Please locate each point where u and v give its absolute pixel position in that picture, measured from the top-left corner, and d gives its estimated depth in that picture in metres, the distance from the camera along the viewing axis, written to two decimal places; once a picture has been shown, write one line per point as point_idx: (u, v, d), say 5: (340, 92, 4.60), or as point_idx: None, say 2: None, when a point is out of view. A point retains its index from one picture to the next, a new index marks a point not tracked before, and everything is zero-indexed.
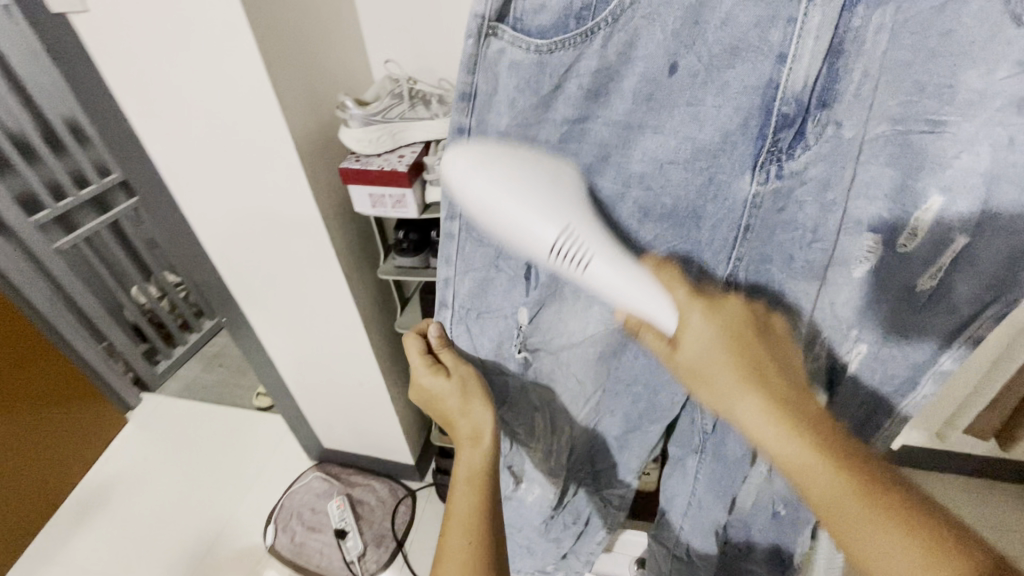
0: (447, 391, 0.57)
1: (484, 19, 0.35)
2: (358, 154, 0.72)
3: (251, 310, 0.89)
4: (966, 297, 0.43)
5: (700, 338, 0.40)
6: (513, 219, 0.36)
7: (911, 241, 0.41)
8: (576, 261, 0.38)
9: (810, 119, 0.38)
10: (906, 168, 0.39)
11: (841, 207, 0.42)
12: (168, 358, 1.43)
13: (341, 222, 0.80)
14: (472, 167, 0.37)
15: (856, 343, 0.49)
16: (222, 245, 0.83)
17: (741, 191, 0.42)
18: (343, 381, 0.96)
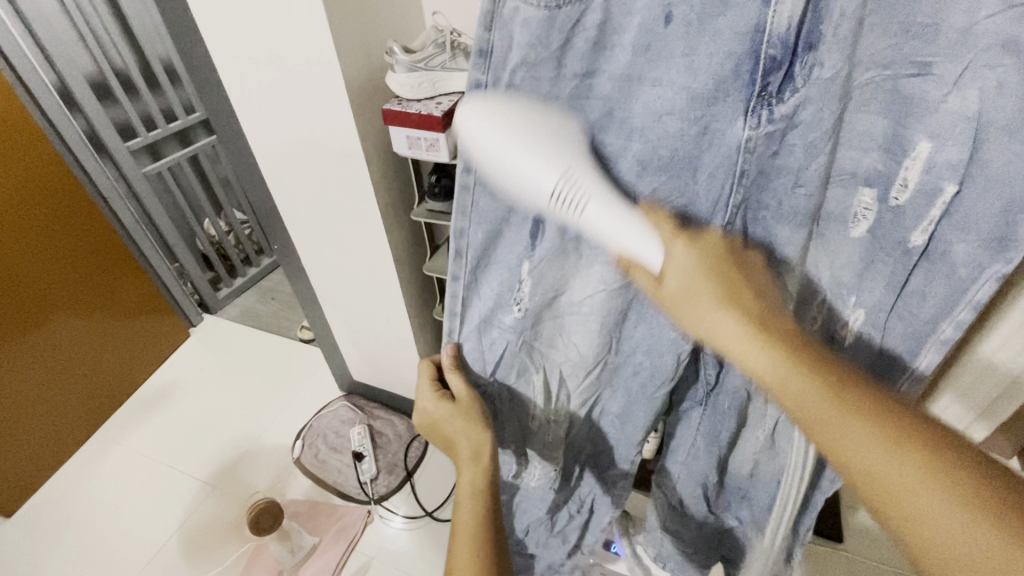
0: (448, 414, 0.59)
1: None
2: (399, 100, 0.69)
3: (301, 243, 0.95)
4: (963, 258, 0.38)
5: (687, 269, 0.38)
6: (519, 166, 0.35)
7: (903, 193, 0.38)
8: (573, 206, 0.36)
9: (797, 63, 0.34)
10: (895, 114, 0.36)
11: (828, 148, 0.38)
12: (230, 286, 1.65)
13: (383, 160, 0.79)
14: (479, 121, 0.35)
15: (853, 309, 0.46)
16: (279, 180, 0.86)
17: (732, 137, 0.37)
18: (375, 316, 1.01)
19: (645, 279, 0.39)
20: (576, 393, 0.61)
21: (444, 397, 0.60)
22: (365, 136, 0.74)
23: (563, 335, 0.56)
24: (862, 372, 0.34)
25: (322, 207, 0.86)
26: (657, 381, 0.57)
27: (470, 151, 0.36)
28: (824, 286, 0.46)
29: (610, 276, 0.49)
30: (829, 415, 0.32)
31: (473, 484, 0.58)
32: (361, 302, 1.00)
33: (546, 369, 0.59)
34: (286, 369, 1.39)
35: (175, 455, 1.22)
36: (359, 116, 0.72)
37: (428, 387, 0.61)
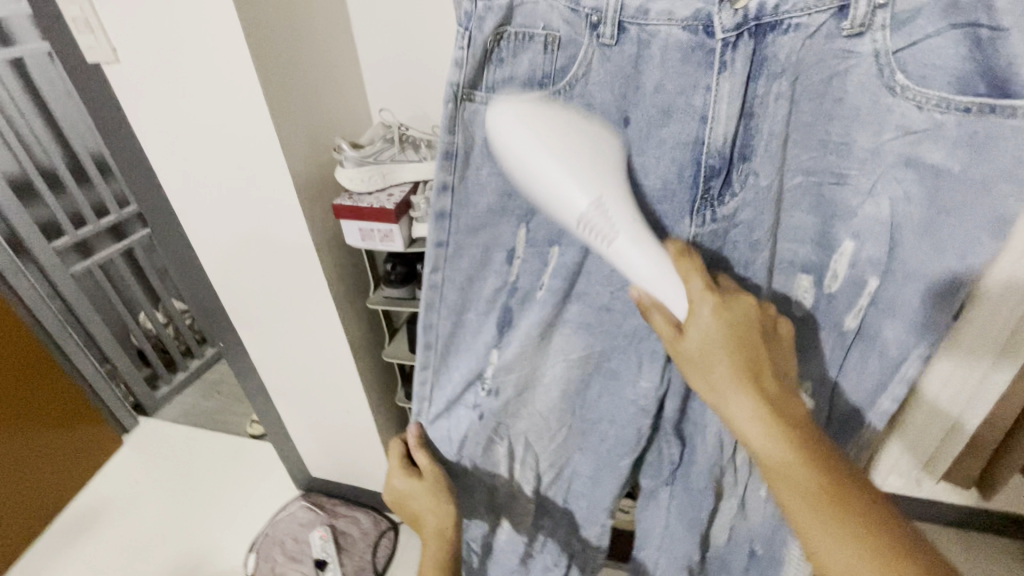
0: (416, 492, 0.54)
1: (460, 86, 0.37)
2: (349, 194, 0.69)
3: (249, 340, 0.90)
4: (892, 337, 0.42)
5: (711, 334, 0.36)
6: (550, 185, 0.34)
7: (834, 281, 0.43)
8: (600, 235, 0.35)
9: (734, 170, 0.38)
10: (823, 214, 0.41)
11: (770, 244, 0.41)
12: (169, 383, 1.53)
13: (337, 252, 0.78)
14: (514, 118, 0.34)
15: (801, 380, 0.48)
16: (225, 276, 0.82)
17: (681, 233, 0.40)
18: (333, 409, 0.96)
19: (664, 327, 0.38)
20: (546, 457, 0.59)
21: (413, 472, 0.55)
22: (315, 230, 0.73)
23: (533, 411, 0.55)
24: (843, 458, 0.34)
25: (270, 300, 0.82)
26: (622, 448, 0.56)
27: (500, 149, 0.35)
28: None
29: (572, 347, 0.50)
30: (809, 508, 0.32)
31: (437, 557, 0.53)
32: (316, 395, 0.94)
33: (511, 439, 0.57)
34: (235, 471, 1.28)
35: None
36: (308, 213, 0.71)
37: (395, 464, 0.55)
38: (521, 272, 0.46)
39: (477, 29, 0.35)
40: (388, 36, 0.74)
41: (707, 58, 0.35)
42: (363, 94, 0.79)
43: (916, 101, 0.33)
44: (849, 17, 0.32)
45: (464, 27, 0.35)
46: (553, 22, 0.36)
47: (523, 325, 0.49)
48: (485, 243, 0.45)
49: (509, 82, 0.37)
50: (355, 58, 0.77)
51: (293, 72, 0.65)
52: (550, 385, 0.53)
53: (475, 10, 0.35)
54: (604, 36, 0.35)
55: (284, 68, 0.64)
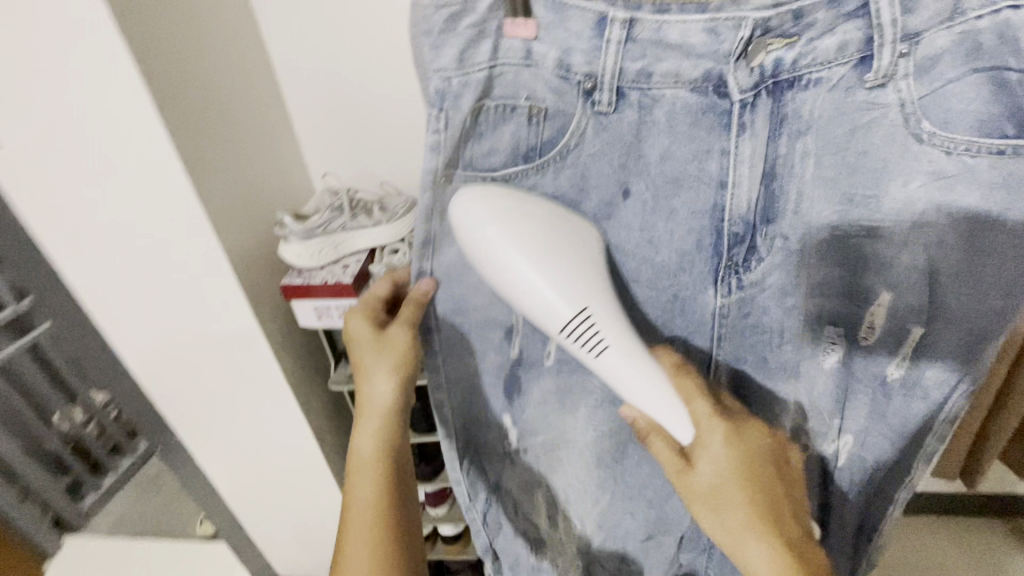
0: (360, 336, 0.47)
1: (437, 170, 0.39)
2: (298, 270, 0.62)
3: (194, 442, 0.79)
4: (934, 381, 0.39)
5: (722, 461, 0.37)
6: (520, 290, 0.36)
7: (870, 332, 0.39)
8: (589, 346, 0.37)
9: (757, 234, 0.38)
10: (851, 266, 0.38)
11: (806, 309, 0.40)
12: None
13: (290, 335, 0.70)
14: (486, 217, 0.36)
15: (840, 437, 0.43)
16: (158, 377, 0.71)
17: (705, 304, 0.41)
18: (300, 504, 0.86)
19: (665, 452, 0.38)
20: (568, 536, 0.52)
21: (375, 324, 0.48)
22: (262, 316, 0.64)
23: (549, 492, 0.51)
24: None
25: (218, 401, 0.72)
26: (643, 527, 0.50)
27: (457, 228, 0.37)
28: (808, 418, 0.43)
29: (600, 418, 0.48)
30: None
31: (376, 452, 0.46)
32: (280, 491, 0.84)
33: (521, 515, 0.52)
34: None
35: None
36: (252, 298, 0.63)
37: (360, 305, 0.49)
38: (525, 348, 0.47)
39: (452, 108, 0.37)
40: (331, 100, 0.69)
41: (720, 118, 0.37)
42: (301, 160, 0.73)
43: (946, 147, 0.33)
44: (872, 68, 0.33)
45: (438, 107, 0.37)
46: (538, 93, 0.38)
47: (534, 391, 0.48)
48: (481, 319, 0.46)
49: (492, 157, 0.39)
50: (289, 126, 0.70)
51: (227, 146, 0.59)
52: (567, 463, 0.50)
53: (450, 88, 0.37)
54: (599, 102, 0.37)
55: (207, 140, 0.56)
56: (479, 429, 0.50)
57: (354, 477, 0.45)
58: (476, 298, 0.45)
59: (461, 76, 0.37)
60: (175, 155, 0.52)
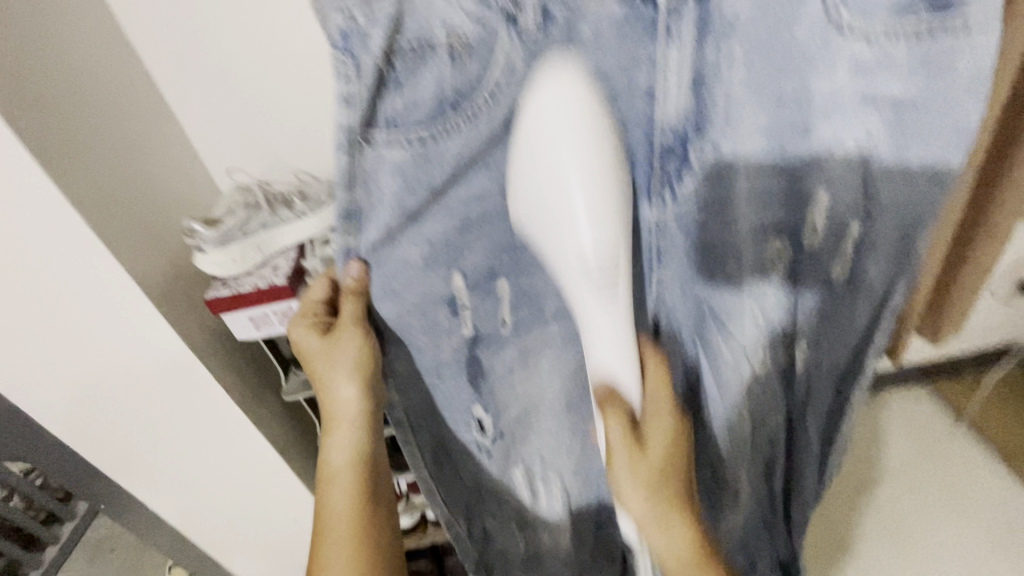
0: (313, 346, 0.45)
1: (352, 131, 0.32)
2: (223, 281, 0.56)
3: (140, 489, 0.71)
4: (878, 278, 0.42)
5: (656, 410, 0.42)
6: (561, 217, 0.33)
7: (815, 236, 0.40)
8: (602, 290, 0.35)
9: (690, 146, 0.37)
10: (787, 171, 0.37)
11: (744, 219, 0.39)
12: None
13: (226, 353, 0.64)
14: (569, 111, 0.31)
15: (797, 343, 0.45)
16: (83, 427, 0.63)
17: (646, 221, 0.39)
18: (274, 526, 0.81)
19: (617, 429, 0.39)
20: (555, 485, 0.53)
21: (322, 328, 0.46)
22: (190, 339, 0.58)
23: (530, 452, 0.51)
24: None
25: (161, 439, 0.66)
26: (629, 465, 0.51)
27: (526, 126, 0.32)
28: (760, 332, 0.43)
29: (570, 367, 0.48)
30: None
31: (345, 459, 0.45)
32: (250, 517, 0.79)
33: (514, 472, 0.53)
34: None
35: None
36: (175, 321, 0.56)
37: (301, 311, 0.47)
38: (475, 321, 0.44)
39: (360, 50, 0.30)
40: (213, 84, 0.61)
41: (646, 26, 0.34)
42: (195, 156, 0.65)
43: (867, 35, 0.32)
44: None
45: (344, 52, 0.30)
46: (455, 22, 0.31)
47: (498, 363, 0.46)
48: (427, 302, 0.41)
49: (415, 109, 0.33)
50: (171, 117, 0.62)
51: (111, 155, 0.52)
52: (542, 422, 0.50)
53: (356, 29, 0.30)
54: (525, 26, 0.32)
55: (85, 154, 0.48)
56: (442, 422, 0.48)
57: (327, 485, 0.45)
58: (411, 279, 0.40)
59: (365, 11, 0.30)
60: (50, 182, 0.44)
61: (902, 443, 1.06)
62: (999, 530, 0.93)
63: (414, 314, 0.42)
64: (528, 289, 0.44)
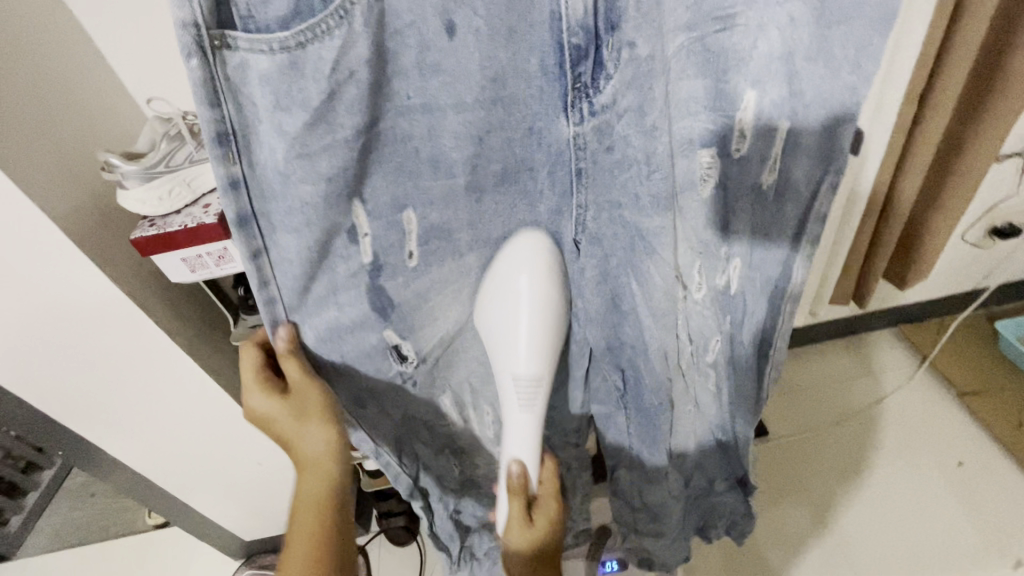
0: (274, 412, 0.43)
1: (203, 28, 0.27)
2: (150, 220, 0.52)
3: (97, 435, 0.70)
4: (803, 180, 0.41)
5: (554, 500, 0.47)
6: (509, 338, 0.42)
7: (742, 143, 0.38)
8: (530, 399, 0.43)
9: (603, 46, 0.34)
10: (713, 71, 0.36)
11: (665, 130, 0.37)
12: (21, 512, 1.16)
13: (168, 295, 0.61)
14: (524, 267, 0.41)
15: (729, 260, 0.44)
16: (22, 376, 0.60)
17: (560, 135, 0.38)
18: (239, 466, 0.82)
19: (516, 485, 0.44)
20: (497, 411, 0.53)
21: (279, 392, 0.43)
22: (126, 281, 0.54)
23: (460, 386, 0.50)
24: None
25: (112, 387, 0.64)
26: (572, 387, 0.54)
27: (497, 267, 0.42)
28: (696, 253, 0.43)
29: None
30: None
31: (311, 495, 0.43)
32: (214, 458, 0.79)
33: (455, 396, 0.51)
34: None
35: None
36: (106, 262, 0.52)
37: (253, 377, 0.44)
38: (378, 251, 0.38)
39: None
40: None
41: None
42: (113, 81, 0.58)
43: None
44: None
45: None
46: None
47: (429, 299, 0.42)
48: (326, 239, 0.36)
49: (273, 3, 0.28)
50: (89, 44, 0.56)
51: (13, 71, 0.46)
52: (468, 351, 0.49)
53: None
54: None
55: None
56: (357, 365, 0.43)
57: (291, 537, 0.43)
58: (303, 222, 0.34)
59: None
60: None
61: (863, 382, 1.09)
62: (948, 465, 0.96)
63: (301, 267, 0.36)
64: (437, 222, 0.39)
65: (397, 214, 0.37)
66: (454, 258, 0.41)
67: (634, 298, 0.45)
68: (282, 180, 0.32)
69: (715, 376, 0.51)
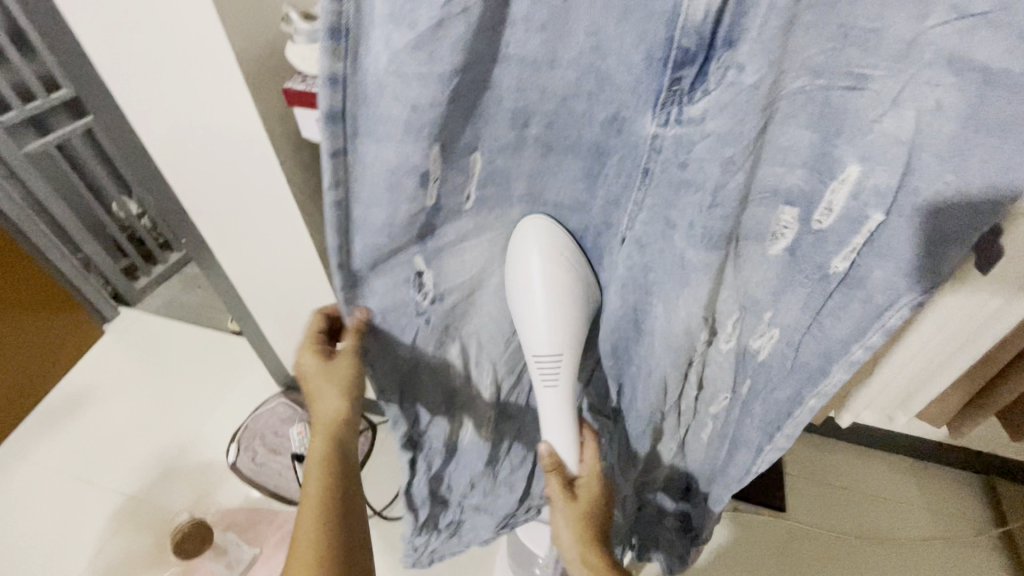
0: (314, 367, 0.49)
1: None
2: (303, 77, 0.59)
3: (211, 236, 0.84)
4: (880, 284, 0.35)
5: (592, 482, 0.51)
6: (528, 320, 0.43)
7: (826, 217, 0.35)
8: (548, 377, 0.44)
9: (713, 59, 0.30)
10: (824, 128, 0.33)
11: (747, 166, 0.34)
12: (148, 275, 1.45)
13: (297, 148, 0.69)
14: (537, 249, 0.41)
15: (768, 326, 0.42)
16: (173, 160, 0.73)
17: (643, 132, 0.35)
18: (303, 312, 0.93)
19: (553, 479, 0.49)
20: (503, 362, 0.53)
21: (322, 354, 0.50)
22: (269, 119, 0.63)
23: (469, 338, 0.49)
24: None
25: (235, 205, 0.76)
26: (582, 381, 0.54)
27: (516, 251, 0.42)
28: (738, 303, 0.43)
29: None
30: None
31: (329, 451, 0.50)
32: (289, 299, 0.92)
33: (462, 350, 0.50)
34: (218, 365, 1.28)
35: (95, 467, 1.12)
36: (259, 99, 0.60)
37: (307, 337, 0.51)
38: (441, 195, 0.37)
39: None
40: None
41: None
42: None
43: None
44: None
45: None
46: None
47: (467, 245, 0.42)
48: (397, 167, 0.34)
49: None
50: None
51: None
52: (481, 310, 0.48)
53: None
54: None
55: None
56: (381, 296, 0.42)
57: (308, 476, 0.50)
58: (392, 138, 0.32)
59: None
60: None
61: (916, 516, 0.97)
62: None
63: (374, 186, 0.34)
64: (500, 171, 0.38)
65: (467, 154, 0.37)
66: (501, 210, 0.41)
67: (653, 334, 0.44)
68: (377, 86, 0.30)
69: (712, 426, 0.53)
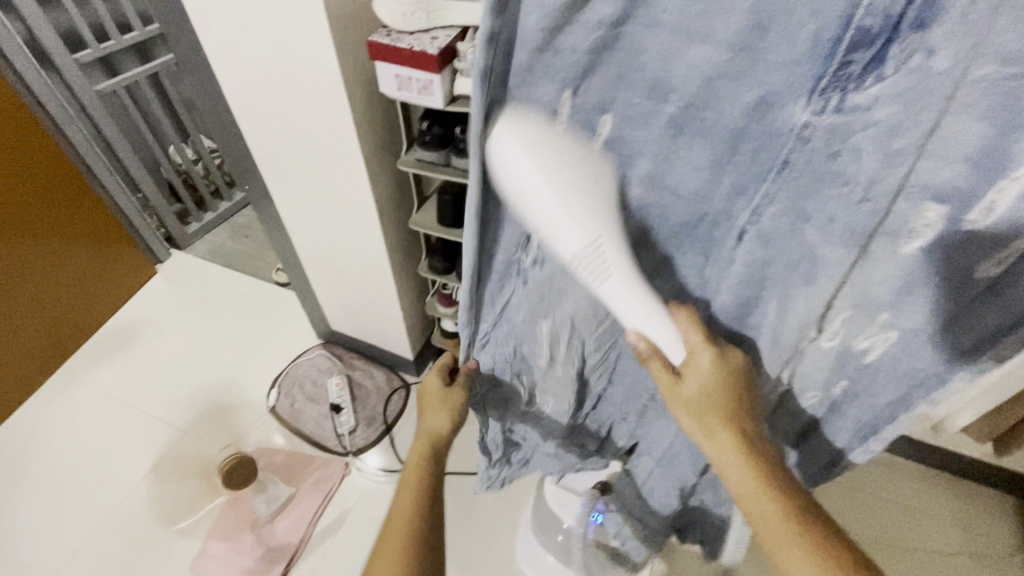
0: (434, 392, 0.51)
1: None
2: (388, 31, 0.59)
3: (273, 183, 0.86)
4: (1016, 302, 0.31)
5: (729, 385, 0.37)
6: (546, 225, 0.30)
7: (986, 217, 0.27)
8: (597, 277, 0.32)
9: (895, 42, 0.24)
10: (1004, 121, 0.24)
11: (910, 161, 0.27)
12: (200, 221, 1.49)
13: (370, 100, 0.70)
14: (520, 146, 0.28)
15: (884, 329, 0.34)
16: (247, 104, 0.75)
17: (789, 120, 0.28)
18: (354, 268, 0.95)
19: (664, 376, 0.38)
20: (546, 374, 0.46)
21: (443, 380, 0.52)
22: (349, 72, 0.64)
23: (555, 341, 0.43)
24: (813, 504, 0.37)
25: (303, 154, 0.78)
26: None
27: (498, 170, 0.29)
28: (848, 304, 0.34)
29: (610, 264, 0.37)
30: (782, 533, 0.36)
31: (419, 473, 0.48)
32: (342, 254, 0.94)
33: None
34: (261, 312, 1.32)
35: (144, 398, 1.18)
36: (340, 51, 0.61)
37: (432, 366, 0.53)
38: None
39: None
40: None
41: None
42: None
43: None
44: None
45: None
46: None
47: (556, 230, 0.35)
48: None
49: None
50: None
51: None
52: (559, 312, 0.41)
53: None
54: None
55: None
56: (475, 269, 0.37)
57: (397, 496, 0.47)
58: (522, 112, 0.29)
59: None
60: None
61: (943, 531, 0.96)
62: None
63: (508, 167, 0.31)
64: None
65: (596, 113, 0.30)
66: None
67: (759, 329, 0.38)
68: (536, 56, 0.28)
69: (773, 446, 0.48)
